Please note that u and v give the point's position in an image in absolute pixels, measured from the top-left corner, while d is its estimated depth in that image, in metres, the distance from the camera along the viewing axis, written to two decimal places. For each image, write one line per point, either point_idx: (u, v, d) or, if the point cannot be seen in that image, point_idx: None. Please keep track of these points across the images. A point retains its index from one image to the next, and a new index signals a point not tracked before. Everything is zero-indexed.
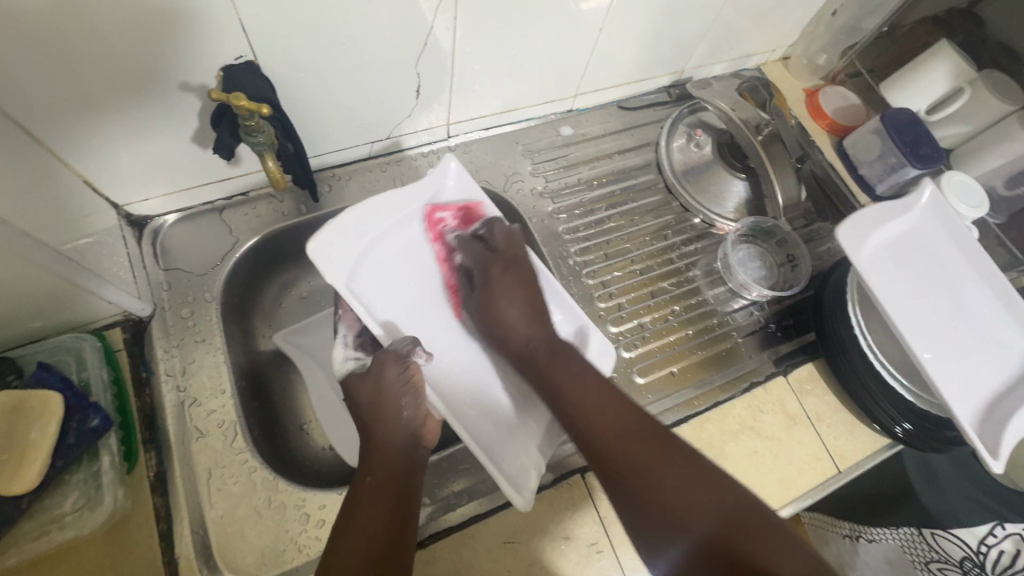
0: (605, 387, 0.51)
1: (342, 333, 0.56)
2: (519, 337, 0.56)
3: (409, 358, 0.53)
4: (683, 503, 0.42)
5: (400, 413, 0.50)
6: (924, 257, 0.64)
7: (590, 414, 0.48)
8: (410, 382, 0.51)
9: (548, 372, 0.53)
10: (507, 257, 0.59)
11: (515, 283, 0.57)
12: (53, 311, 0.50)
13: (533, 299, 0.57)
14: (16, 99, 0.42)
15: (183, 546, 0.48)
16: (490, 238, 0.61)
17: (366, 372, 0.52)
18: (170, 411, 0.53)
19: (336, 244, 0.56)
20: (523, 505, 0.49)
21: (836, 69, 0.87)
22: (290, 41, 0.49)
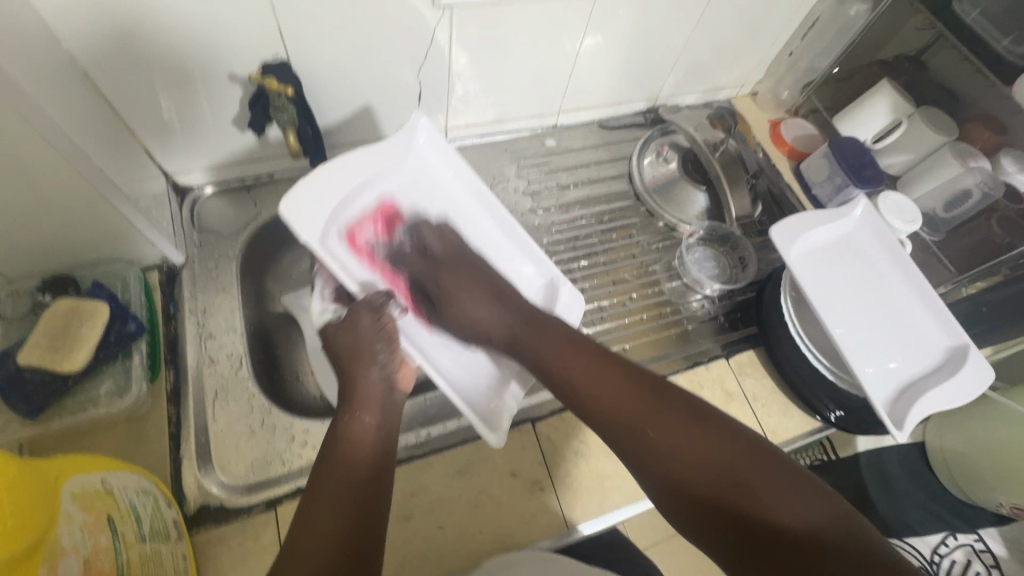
0: (583, 349, 0.56)
1: (319, 289, 0.63)
2: (491, 325, 0.61)
3: (383, 308, 0.58)
4: (676, 452, 0.46)
5: (376, 356, 0.56)
6: (854, 260, 0.73)
7: (591, 386, 0.52)
8: (384, 329, 0.57)
9: (535, 345, 0.58)
10: (448, 257, 0.65)
11: (469, 282, 0.63)
12: (108, 247, 0.61)
13: (488, 284, 0.63)
14: (105, 74, 0.56)
15: (187, 448, 0.58)
16: (421, 243, 0.67)
17: (343, 321, 0.58)
18: (190, 341, 0.64)
19: (309, 202, 0.59)
20: (496, 440, 0.56)
21: (797, 102, 0.98)
22: (315, 46, 0.62)
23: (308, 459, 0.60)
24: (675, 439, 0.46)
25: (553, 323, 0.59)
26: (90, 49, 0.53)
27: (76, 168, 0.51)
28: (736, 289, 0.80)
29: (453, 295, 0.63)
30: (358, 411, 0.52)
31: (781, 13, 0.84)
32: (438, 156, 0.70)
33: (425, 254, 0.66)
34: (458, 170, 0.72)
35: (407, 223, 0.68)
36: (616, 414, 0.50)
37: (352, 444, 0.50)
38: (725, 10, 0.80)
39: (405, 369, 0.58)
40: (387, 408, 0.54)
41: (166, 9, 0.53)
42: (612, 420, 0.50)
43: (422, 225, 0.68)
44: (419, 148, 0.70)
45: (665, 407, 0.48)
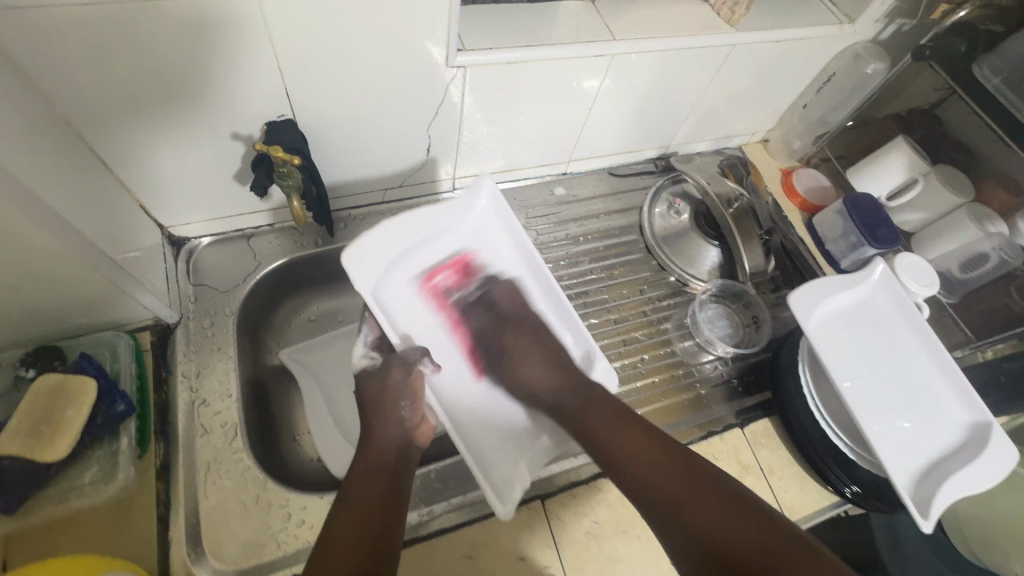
0: (622, 414, 0.58)
1: (363, 333, 0.63)
2: (546, 391, 0.63)
3: (414, 364, 0.60)
4: (697, 512, 0.49)
5: (400, 413, 0.57)
6: (874, 328, 0.71)
7: (630, 452, 0.55)
8: (410, 385, 0.58)
9: (581, 417, 0.59)
10: (516, 319, 0.68)
11: (529, 344, 0.66)
12: (97, 312, 0.58)
13: (546, 350, 0.65)
14: (100, 132, 0.53)
15: (176, 530, 0.54)
16: (490, 296, 0.70)
17: (376, 372, 0.60)
18: (182, 408, 0.60)
19: (368, 253, 0.62)
20: (506, 513, 0.53)
21: (809, 153, 0.96)
22: (322, 104, 0.60)
23: (306, 540, 0.56)
24: (702, 503, 0.50)
25: (604, 398, 0.60)
26: (85, 111, 0.51)
27: (53, 233, 0.47)
28: (749, 351, 0.78)
29: (515, 355, 0.66)
30: (372, 462, 0.53)
31: (797, 67, 0.83)
32: (500, 220, 0.71)
33: (491, 308, 0.70)
34: (516, 232, 0.70)
35: (505, 273, 0.72)
36: (653, 480, 0.53)
37: (364, 488, 0.51)
38: (741, 66, 0.79)
39: (421, 427, 0.58)
40: (399, 458, 0.55)
41: (168, 72, 0.50)
42: (649, 487, 0.53)
43: (497, 280, 0.71)
44: (479, 209, 0.70)
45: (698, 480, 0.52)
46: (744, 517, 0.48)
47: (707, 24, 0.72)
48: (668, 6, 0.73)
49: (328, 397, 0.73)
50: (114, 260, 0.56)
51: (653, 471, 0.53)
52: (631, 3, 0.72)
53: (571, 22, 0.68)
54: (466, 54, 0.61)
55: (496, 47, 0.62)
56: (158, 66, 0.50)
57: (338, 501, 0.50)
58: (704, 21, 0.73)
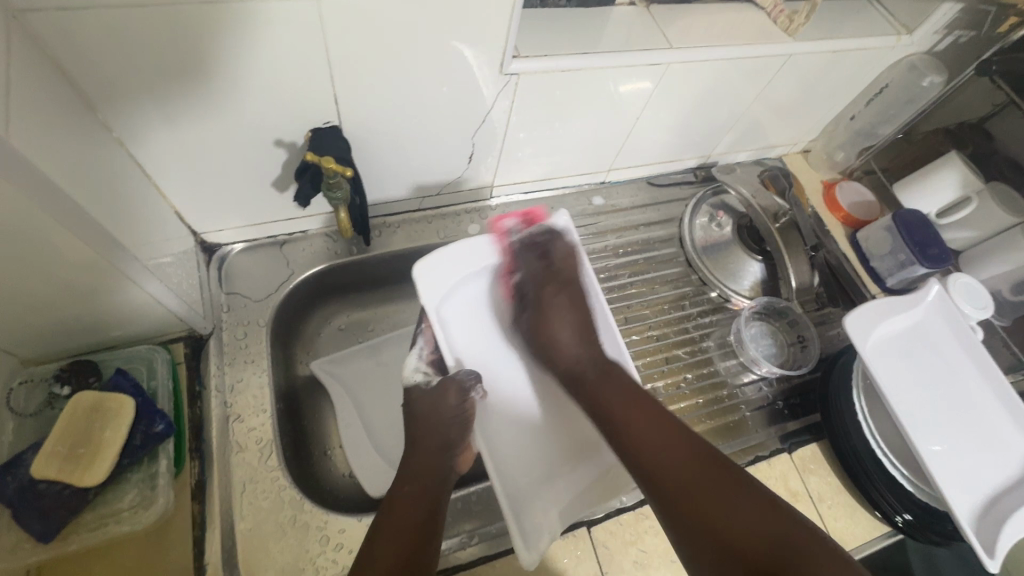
0: (636, 397, 0.58)
1: (419, 346, 0.61)
2: (570, 357, 0.63)
3: (471, 392, 0.56)
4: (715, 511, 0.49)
5: (447, 438, 0.56)
6: (929, 353, 0.68)
7: (645, 430, 0.55)
8: (464, 414, 0.56)
9: (602, 390, 0.60)
10: (559, 276, 0.66)
11: (564, 304, 0.66)
12: (133, 323, 0.56)
13: (584, 318, 0.65)
14: (138, 137, 0.51)
15: (212, 554, 0.52)
16: (551, 253, 0.67)
17: (433, 390, 0.57)
18: (216, 424, 0.58)
19: (438, 269, 0.60)
20: (529, 564, 0.49)
21: (852, 165, 0.93)
22: (369, 110, 0.57)
23: (344, 565, 0.54)
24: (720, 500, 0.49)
25: (624, 375, 0.60)
26: (127, 118, 0.48)
27: (92, 245, 0.45)
28: (795, 373, 0.75)
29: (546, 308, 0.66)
30: (416, 484, 0.52)
31: (848, 79, 0.80)
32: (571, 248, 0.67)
33: (543, 260, 0.67)
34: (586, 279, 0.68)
35: (546, 229, 0.67)
36: (667, 471, 0.52)
37: (405, 511, 0.50)
38: (793, 76, 0.76)
39: (464, 454, 0.57)
40: (438, 480, 0.54)
41: (215, 77, 0.48)
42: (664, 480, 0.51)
43: (559, 237, 0.67)
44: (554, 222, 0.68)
45: (713, 474, 0.51)
46: (756, 512, 0.48)
47: (763, 33, 0.69)
48: (723, 12, 0.70)
49: (361, 411, 0.71)
50: (146, 263, 0.52)
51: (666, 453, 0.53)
52: (685, 9, 0.69)
53: (624, 29, 0.65)
54: (521, 61, 0.58)
55: (552, 54, 0.60)
56: (207, 72, 0.47)
57: (377, 519, 0.50)
58: (760, 29, 0.70)
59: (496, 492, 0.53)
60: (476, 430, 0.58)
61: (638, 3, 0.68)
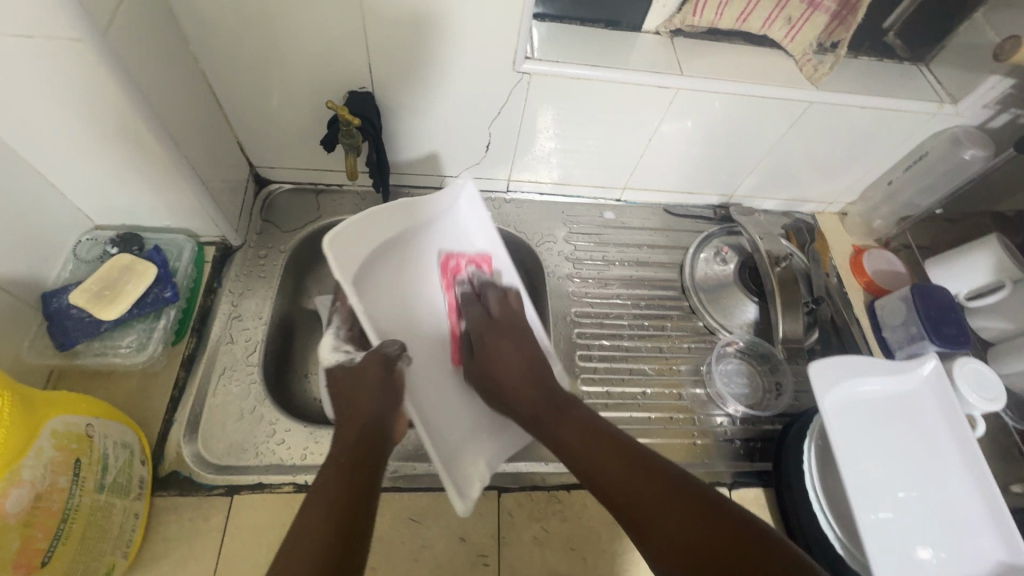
0: (590, 424, 0.55)
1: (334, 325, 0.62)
2: (521, 395, 0.58)
3: (397, 360, 0.56)
4: (689, 530, 0.44)
5: (378, 410, 0.54)
6: (903, 426, 0.64)
7: (607, 469, 0.50)
8: (392, 383, 0.56)
9: (552, 420, 0.56)
10: (504, 323, 0.64)
11: (511, 343, 0.62)
12: (180, 218, 0.68)
13: (527, 352, 0.62)
14: (218, 71, 0.64)
15: (181, 414, 0.62)
16: (487, 301, 0.66)
17: (353, 366, 0.56)
18: (219, 317, 0.69)
19: (351, 240, 0.61)
20: (465, 511, 0.51)
21: (888, 235, 0.90)
22: (398, 83, 0.67)
23: (279, 457, 0.61)
24: (687, 516, 0.45)
25: (570, 399, 0.58)
26: (212, 56, 0.62)
27: (165, 150, 0.58)
28: (761, 417, 0.73)
29: (496, 344, 0.62)
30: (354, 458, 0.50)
31: (884, 140, 0.79)
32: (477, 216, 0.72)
33: (484, 310, 0.65)
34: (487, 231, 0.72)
35: (487, 277, 0.69)
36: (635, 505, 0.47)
37: (339, 485, 0.47)
38: (821, 127, 0.76)
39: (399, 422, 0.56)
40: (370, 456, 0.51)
41: (279, 35, 0.61)
42: (636, 517, 0.47)
43: (494, 284, 0.68)
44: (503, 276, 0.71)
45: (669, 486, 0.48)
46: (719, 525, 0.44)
47: (785, 79, 0.72)
48: (750, 55, 0.73)
49: None
50: (201, 177, 0.64)
51: (616, 483, 0.49)
52: (712, 45, 0.73)
53: (646, 54, 0.71)
54: (533, 63, 0.66)
55: (564, 62, 0.67)
56: (274, 28, 0.60)
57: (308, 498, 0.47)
58: (783, 74, 0.72)
59: (429, 449, 0.54)
60: (407, 398, 0.58)
61: (663, 34, 0.73)
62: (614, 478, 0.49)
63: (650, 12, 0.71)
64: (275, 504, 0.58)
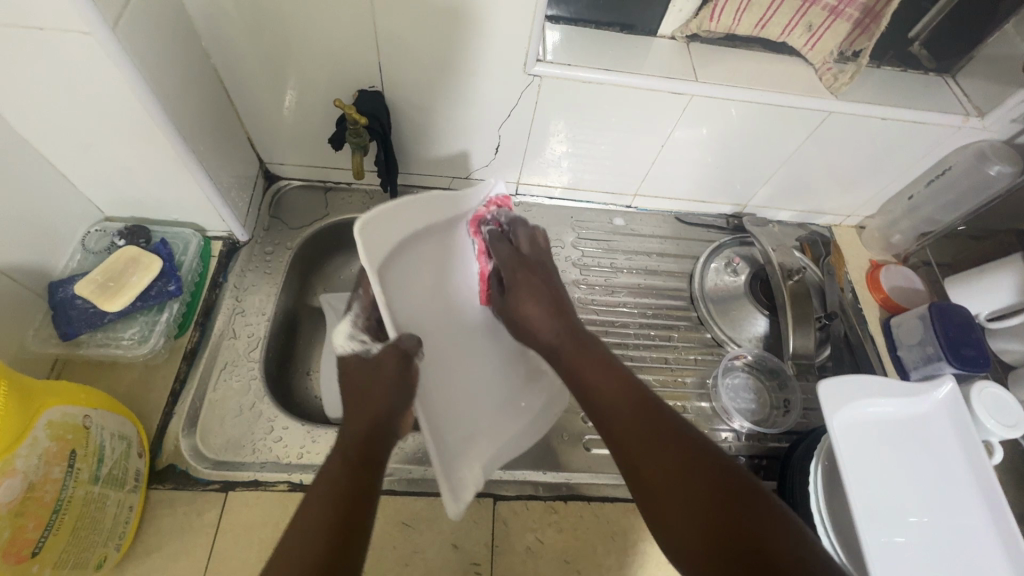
0: (607, 363, 0.53)
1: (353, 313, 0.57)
2: (546, 331, 0.58)
3: (415, 353, 0.52)
4: (687, 488, 0.43)
5: (388, 405, 0.50)
6: (917, 450, 0.62)
7: (619, 413, 0.49)
8: (406, 378, 0.51)
9: (573, 357, 0.55)
10: (533, 261, 0.63)
11: (538, 283, 0.61)
12: (188, 213, 0.69)
13: (553, 293, 0.61)
14: (230, 67, 0.64)
15: (181, 408, 0.62)
16: (516, 239, 0.65)
17: (367, 358, 0.52)
18: (223, 311, 0.69)
19: (378, 232, 0.53)
20: (455, 513, 0.48)
21: (907, 251, 0.87)
22: (408, 83, 0.67)
23: (276, 455, 0.61)
24: (687, 471, 0.44)
25: (594, 343, 0.56)
26: (224, 51, 0.62)
27: (173, 144, 0.58)
28: (768, 434, 0.71)
29: (525, 288, 0.60)
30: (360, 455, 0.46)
31: (905, 153, 0.76)
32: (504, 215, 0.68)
33: (514, 247, 0.63)
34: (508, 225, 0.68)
35: (510, 216, 0.67)
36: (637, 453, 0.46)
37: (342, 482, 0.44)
38: (840, 137, 0.74)
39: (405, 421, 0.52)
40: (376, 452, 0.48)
41: (291, 33, 0.61)
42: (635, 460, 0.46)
43: (520, 224, 0.66)
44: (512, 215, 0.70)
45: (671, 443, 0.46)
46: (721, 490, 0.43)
47: (804, 87, 0.70)
48: (768, 62, 0.71)
49: None
50: (209, 171, 0.65)
51: (635, 435, 0.47)
52: (729, 51, 0.72)
53: (661, 58, 0.70)
54: (545, 65, 0.65)
55: (577, 66, 0.66)
56: (286, 25, 0.60)
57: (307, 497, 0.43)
58: (802, 83, 0.70)
59: (429, 448, 0.50)
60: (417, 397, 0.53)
61: (679, 39, 0.72)
62: (622, 420, 0.48)
63: (667, 16, 0.70)
64: (269, 502, 0.58)
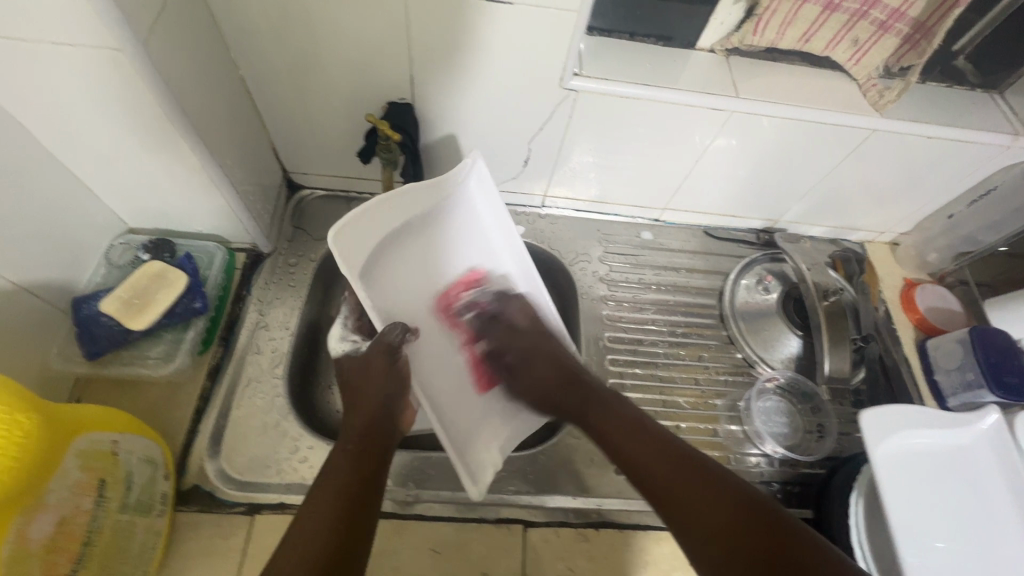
0: (614, 402, 0.56)
1: (344, 315, 0.66)
2: (529, 378, 0.62)
3: (399, 348, 0.58)
4: (706, 509, 0.44)
5: (382, 395, 0.55)
6: (960, 484, 0.60)
7: (633, 449, 0.50)
8: (397, 371, 0.57)
9: (581, 399, 0.57)
10: (523, 331, 0.64)
11: (524, 343, 0.64)
12: (212, 225, 0.67)
13: (533, 345, 0.63)
14: (257, 78, 0.63)
15: (205, 426, 0.61)
16: (504, 312, 0.66)
17: (364, 357, 0.58)
18: (246, 326, 0.68)
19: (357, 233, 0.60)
20: (474, 496, 0.55)
21: (944, 269, 0.85)
22: (439, 94, 0.65)
23: (301, 476, 0.60)
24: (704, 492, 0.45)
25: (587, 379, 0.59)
26: (251, 62, 0.61)
27: (203, 158, 0.56)
28: (802, 460, 0.69)
29: (500, 346, 0.65)
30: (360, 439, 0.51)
31: (947, 172, 0.74)
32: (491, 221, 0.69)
33: (497, 320, 0.66)
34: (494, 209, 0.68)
35: (505, 293, 0.69)
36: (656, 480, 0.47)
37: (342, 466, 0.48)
38: (880, 155, 0.72)
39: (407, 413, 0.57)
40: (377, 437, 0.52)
41: (323, 45, 0.59)
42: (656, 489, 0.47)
43: (510, 300, 0.67)
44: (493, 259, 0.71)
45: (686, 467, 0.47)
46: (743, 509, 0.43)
47: (846, 103, 0.67)
48: (808, 76, 0.69)
49: None
50: (235, 182, 0.63)
51: (651, 466, 0.48)
52: (769, 65, 0.69)
53: (698, 71, 0.67)
54: (582, 79, 0.63)
55: (613, 79, 0.64)
56: (318, 37, 0.58)
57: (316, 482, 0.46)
58: (844, 98, 0.68)
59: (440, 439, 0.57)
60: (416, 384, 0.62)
61: (718, 52, 0.69)
62: (634, 451, 0.50)
63: (706, 29, 0.67)
64: None
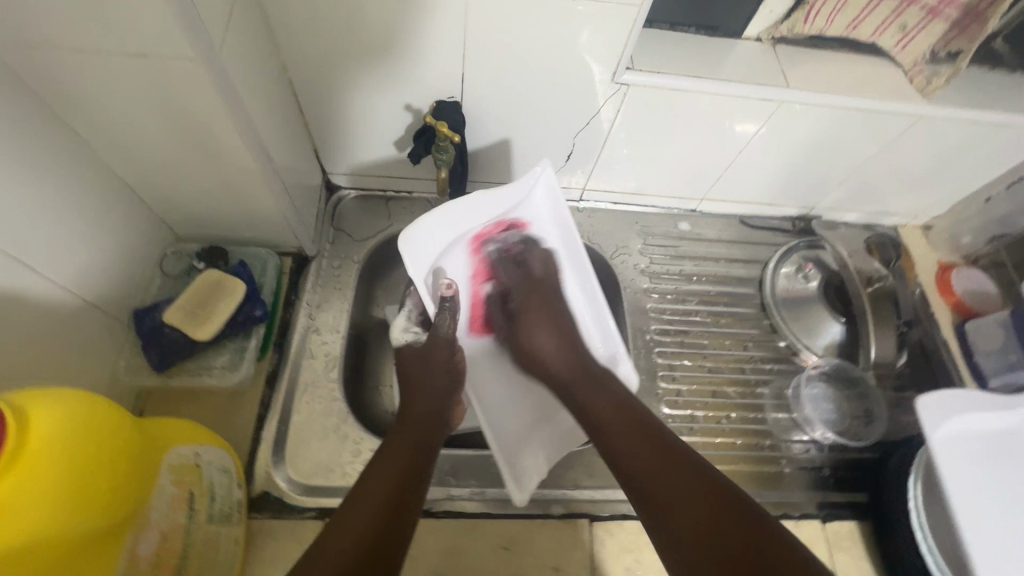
0: (621, 403, 0.53)
1: (407, 308, 0.64)
2: (554, 363, 0.60)
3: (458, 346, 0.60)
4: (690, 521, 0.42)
5: (439, 387, 0.56)
6: (1015, 465, 0.61)
7: (626, 450, 0.48)
8: (452, 369, 0.59)
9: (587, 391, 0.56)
10: (540, 282, 0.65)
11: (545, 314, 0.63)
12: (261, 231, 0.67)
13: (563, 327, 0.63)
14: (304, 80, 0.62)
15: (268, 432, 0.61)
16: (527, 263, 0.66)
17: (422, 351, 0.59)
18: (298, 330, 0.68)
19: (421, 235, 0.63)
20: (519, 500, 0.54)
21: (979, 251, 0.86)
22: (487, 91, 0.64)
23: None
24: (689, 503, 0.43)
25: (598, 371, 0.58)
26: (300, 64, 0.60)
27: (261, 165, 0.56)
28: (851, 445, 0.70)
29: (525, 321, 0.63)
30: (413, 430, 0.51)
31: (988, 157, 0.74)
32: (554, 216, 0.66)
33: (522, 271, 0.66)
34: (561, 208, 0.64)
35: (524, 238, 0.67)
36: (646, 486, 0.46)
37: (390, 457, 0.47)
38: (922, 141, 0.72)
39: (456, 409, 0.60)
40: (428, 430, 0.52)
41: (373, 45, 0.58)
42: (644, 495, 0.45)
43: (534, 246, 0.67)
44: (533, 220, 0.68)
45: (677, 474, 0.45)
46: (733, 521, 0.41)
47: (894, 90, 0.67)
48: (855, 64, 0.69)
49: None
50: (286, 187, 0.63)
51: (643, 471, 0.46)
52: (815, 53, 0.69)
53: (745, 61, 0.67)
54: (633, 73, 0.63)
55: (664, 72, 0.63)
56: (370, 38, 0.57)
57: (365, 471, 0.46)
58: (891, 85, 0.68)
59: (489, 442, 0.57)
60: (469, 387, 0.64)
61: (765, 41, 0.69)
62: (628, 451, 0.48)
63: (754, 18, 0.67)
64: None
